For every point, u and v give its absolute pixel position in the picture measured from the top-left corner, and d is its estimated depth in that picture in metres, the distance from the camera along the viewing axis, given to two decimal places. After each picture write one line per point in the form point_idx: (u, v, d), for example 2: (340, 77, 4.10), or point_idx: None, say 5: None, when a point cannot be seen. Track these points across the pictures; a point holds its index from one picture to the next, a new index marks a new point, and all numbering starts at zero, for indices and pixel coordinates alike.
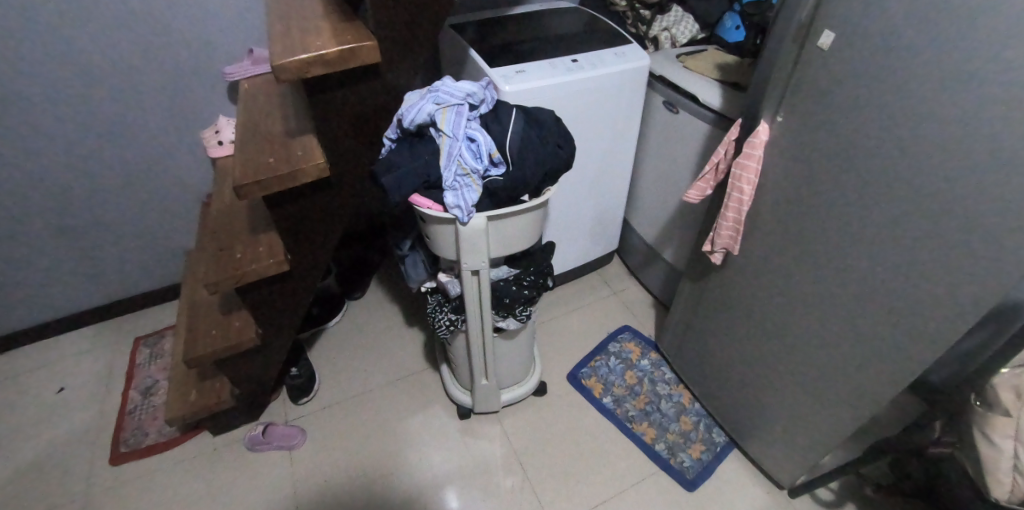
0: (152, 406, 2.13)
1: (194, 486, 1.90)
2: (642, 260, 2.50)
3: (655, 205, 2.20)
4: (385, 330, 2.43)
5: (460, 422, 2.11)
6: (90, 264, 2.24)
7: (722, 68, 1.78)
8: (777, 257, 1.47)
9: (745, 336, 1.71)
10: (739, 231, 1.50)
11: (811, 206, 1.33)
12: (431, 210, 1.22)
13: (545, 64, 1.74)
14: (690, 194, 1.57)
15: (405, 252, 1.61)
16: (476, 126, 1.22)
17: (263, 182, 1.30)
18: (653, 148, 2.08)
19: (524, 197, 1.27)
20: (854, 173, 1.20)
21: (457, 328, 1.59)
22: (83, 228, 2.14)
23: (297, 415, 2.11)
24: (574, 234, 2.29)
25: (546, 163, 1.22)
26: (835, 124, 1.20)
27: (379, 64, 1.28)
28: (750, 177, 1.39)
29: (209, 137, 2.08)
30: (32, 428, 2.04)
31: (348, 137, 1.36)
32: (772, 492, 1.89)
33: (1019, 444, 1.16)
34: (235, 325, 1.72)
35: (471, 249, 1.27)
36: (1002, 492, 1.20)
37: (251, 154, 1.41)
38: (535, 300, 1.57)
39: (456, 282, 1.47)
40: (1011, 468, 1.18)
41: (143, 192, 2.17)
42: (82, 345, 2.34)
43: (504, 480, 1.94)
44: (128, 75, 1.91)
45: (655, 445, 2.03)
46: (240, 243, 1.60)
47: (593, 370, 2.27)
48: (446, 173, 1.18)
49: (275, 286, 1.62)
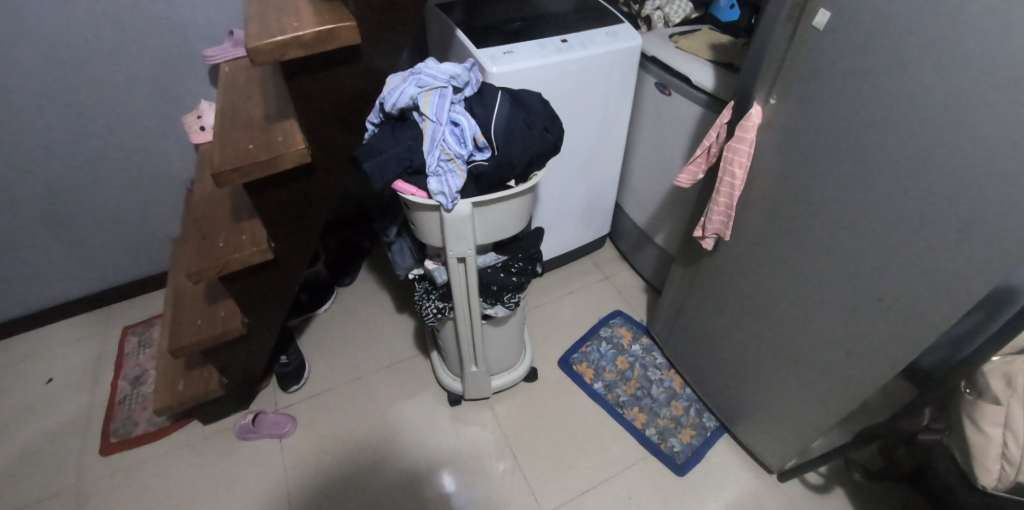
0: (142, 396, 2.12)
1: (185, 476, 1.89)
2: (634, 244, 2.48)
3: (648, 190, 2.17)
4: (376, 316, 2.41)
5: (451, 409, 2.10)
6: (74, 254, 2.20)
7: (715, 48, 1.74)
8: (769, 242, 1.45)
9: (736, 321, 1.70)
10: (731, 216, 1.48)
11: (803, 190, 1.30)
12: (415, 197, 1.19)
13: (534, 45, 1.70)
14: (681, 179, 1.55)
15: (391, 239, 1.58)
16: (461, 110, 1.19)
17: (242, 169, 1.26)
18: (646, 130, 2.05)
19: (510, 182, 1.24)
20: (847, 157, 1.18)
21: (445, 316, 1.57)
22: (65, 217, 2.10)
23: (287, 403, 2.10)
24: (565, 219, 2.26)
25: (533, 148, 1.18)
26: (829, 108, 1.17)
27: (359, 45, 1.23)
28: (743, 161, 1.37)
29: (191, 122, 2.03)
30: (20, 420, 2.02)
31: (330, 122, 1.32)
32: (762, 476, 1.90)
33: (1008, 432, 1.16)
34: (221, 315, 1.69)
35: (457, 236, 1.25)
36: (990, 479, 1.20)
37: (230, 139, 1.37)
38: (524, 286, 1.54)
39: (443, 269, 1.45)
40: (1000, 455, 1.18)
41: (126, 179, 2.12)
42: (69, 335, 2.31)
43: (496, 465, 1.95)
44: (105, 58, 1.85)
45: (645, 430, 2.04)
46: (223, 231, 1.56)
47: (584, 355, 2.27)
48: (430, 158, 1.14)
49: (260, 275, 1.60)
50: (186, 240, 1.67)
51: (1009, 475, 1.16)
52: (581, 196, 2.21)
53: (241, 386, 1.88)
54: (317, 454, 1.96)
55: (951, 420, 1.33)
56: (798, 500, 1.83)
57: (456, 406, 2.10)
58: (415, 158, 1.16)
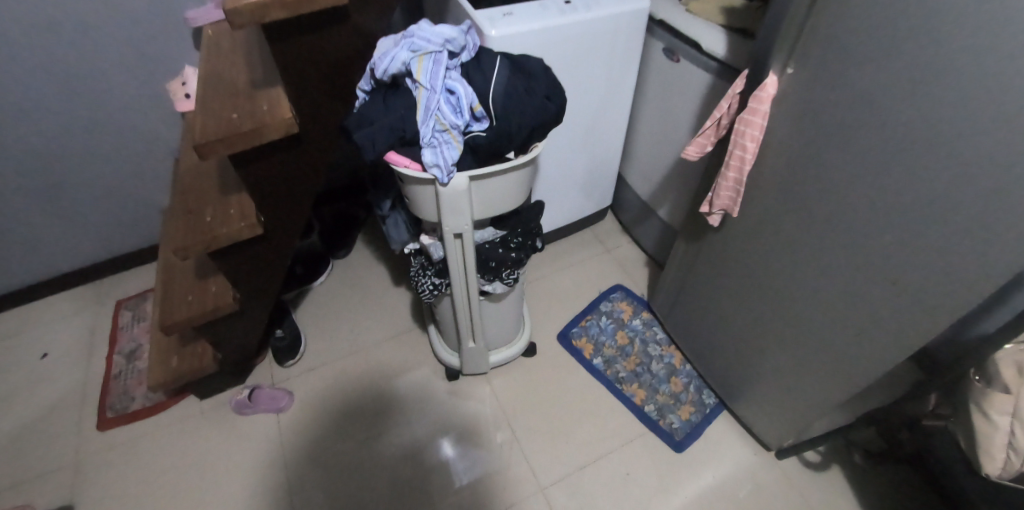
0: (137, 370, 2.10)
1: (183, 450, 1.89)
2: (636, 217, 2.42)
3: (652, 162, 2.10)
4: (373, 290, 2.37)
5: (449, 384, 2.09)
6: (61, 227, 2.14)
7: (728, 12, 1.64)
8: (778, 218, 1.40)
9: (740, 299, 1.66)
10: (740, 192, 1.42)
11: (817, 164, 1.24)
12: (409, 170, 1.13)
13: (536, 7, 1.60)
14: (690, 151, 1.48)
15: (385, 212, 1.52)
16: (457, 77, 1.11)
17: (225, 139, 1.20)
18: (651, 100, 1.96)
19: (509, 155, 1.18)
20: (867, 130, 1.11)
21: (441, 293, 1.52)
22: (49, 189, 2.03)
23: (283, 378, 2.08)
24: (566, 191, 2.20)
25: (533, 119, 1.11)
26: (850, 78, 1.10)
27: (347, 6, 1.14)
28: (755, 133, 1.29)
29: (174, 88, 1.96)
30: (15, 395, 2.01)
31: (319, 89, 1.25)
32: (759, 452, 1.90)
33: (1016, 422, 1.15)
34: (212, 291, 1.65)
35: (453, 211, 1.20)
36: (994, 468, 1.19)
37: (213, 108, 1.30)
38: (522, 262, 1.49)
39: (439, 245, 1.39)
40: (1006, 445, 1.16)
41: (110, 150, 2.04)
42: (62, 309, 2.28)
43: (494, 440, 1.95)
44: (81, 21, 1.75)
45: (644, 406, 2.03)
46: (210, 205, 1.51)
47: (584, 330, 2.24)
48: (424, 129, 1.08)
49: (250, 250, 1.55)
50: (174, 214, 1.60)
51: (1014, 464, 1.15)
52: (582, 167, 2.15)
53: (236, 361, 1.86)
54: (314, 429, 1.95)
55: (957, 405, 1.30)
56: (795, 476, 1.83)
57: (454, 381, 2.09)
58: (408, 128, 1.09)
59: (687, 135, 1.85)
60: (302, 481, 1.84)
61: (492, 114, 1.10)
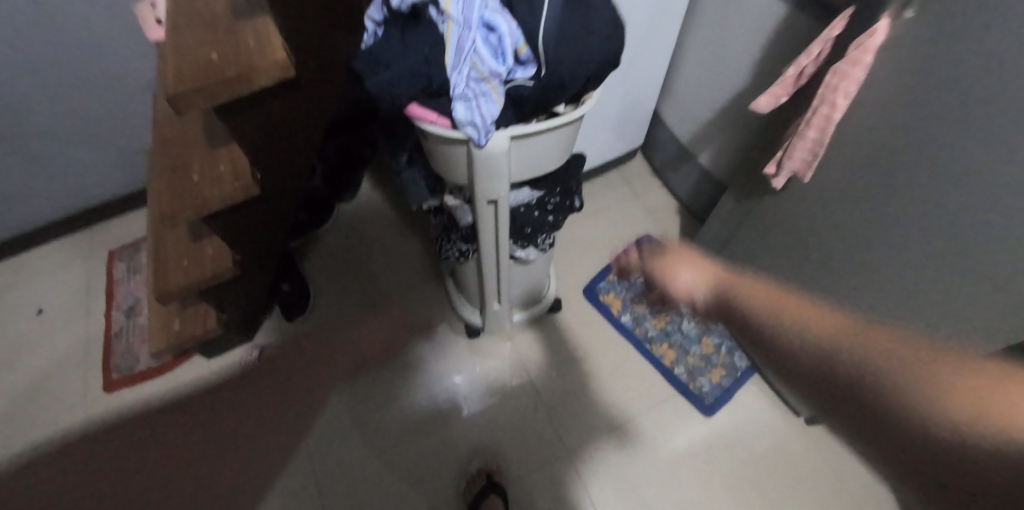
0: (139, 327, 1.98)
1: (195, 413, 1.81)
2: (670, 161, 2.19)
3: (696, 102, 1.84)
4: (383, 239, 2.20)
5: (469, 341, 1.97)
6: (36, 174, 1.92)
7: None
8: (859, 184, 1.21)
9: (797, 266, 1.50)
10: (817, 155, 1.21)
11: (922, 126, 1.04)
12: (436, 127, 0.93)
13: None
14: (762, 102, 1.24)
15: (401, 166, 1.28)
16: (497, 7, 0.86)
17: (205, 90, 0.97)
18: (705, 29, 1.67)
19: (557, 107, 0.96)
20: (1006, 93, 0.89)
21: (466, 257, 1.36)
22: (13, 132, 1.77)
23: (294, 337, 1.96)
24: (594, 132, 1.97)
25: (593, 62, 0.87)
26: (998, 25, 0.86)
27: None
28: (855, 79, 1.05)
29: (144, 13, 1.64)
30: (14, 355, 1.90)
31: (317, 20, 1.00)
32: (789, 420, 1.85)
33: None
34: (209, 254, 1.49)
35: (488, 176, 1.00)
36: None
37: (186, 45, 1.06)
38: (559, 226, 1.32)
39: (466, 209, 1.21)
40: None
41: (79, 87, 1.77)
42: (52, 261, 2.12)
43: (518, 402, 1.87)
44: None
45: (674, 368, 1.93)
46: (198, 160, 1.32)
47: (611, 286, 2.09)
48: (456, 79, 0.86)
49: (249, 209, 1.37)
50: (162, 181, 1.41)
51: None
52: (621, 98, 1.86)
53: (243, 321, 1.74)
54: (329, 392, 1.86)
55: None
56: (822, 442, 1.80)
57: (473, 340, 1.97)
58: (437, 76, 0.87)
59: (745, 74, 1.59)
60: (321, 447, 1.77)
61: (542, 56, 0.86)
